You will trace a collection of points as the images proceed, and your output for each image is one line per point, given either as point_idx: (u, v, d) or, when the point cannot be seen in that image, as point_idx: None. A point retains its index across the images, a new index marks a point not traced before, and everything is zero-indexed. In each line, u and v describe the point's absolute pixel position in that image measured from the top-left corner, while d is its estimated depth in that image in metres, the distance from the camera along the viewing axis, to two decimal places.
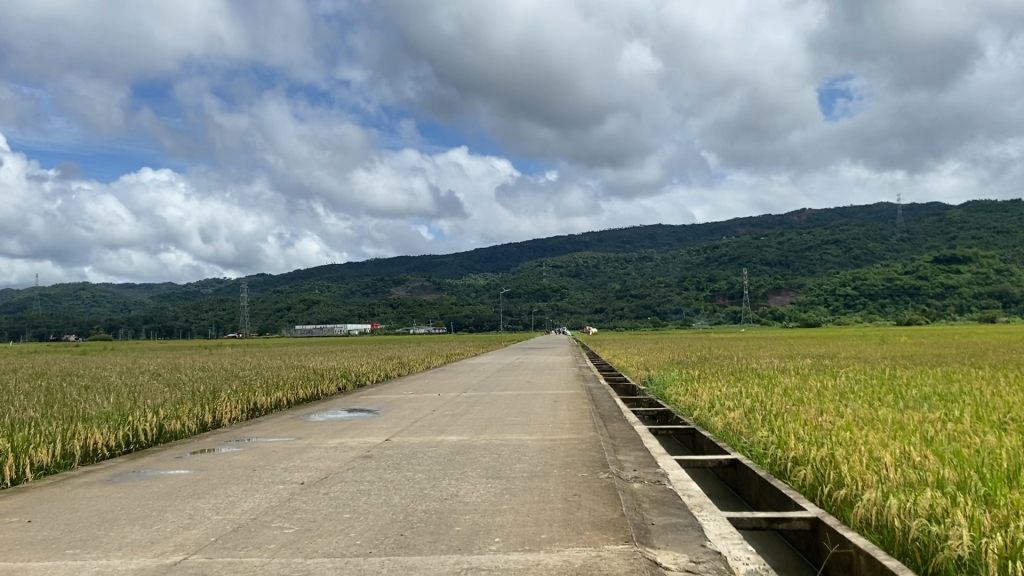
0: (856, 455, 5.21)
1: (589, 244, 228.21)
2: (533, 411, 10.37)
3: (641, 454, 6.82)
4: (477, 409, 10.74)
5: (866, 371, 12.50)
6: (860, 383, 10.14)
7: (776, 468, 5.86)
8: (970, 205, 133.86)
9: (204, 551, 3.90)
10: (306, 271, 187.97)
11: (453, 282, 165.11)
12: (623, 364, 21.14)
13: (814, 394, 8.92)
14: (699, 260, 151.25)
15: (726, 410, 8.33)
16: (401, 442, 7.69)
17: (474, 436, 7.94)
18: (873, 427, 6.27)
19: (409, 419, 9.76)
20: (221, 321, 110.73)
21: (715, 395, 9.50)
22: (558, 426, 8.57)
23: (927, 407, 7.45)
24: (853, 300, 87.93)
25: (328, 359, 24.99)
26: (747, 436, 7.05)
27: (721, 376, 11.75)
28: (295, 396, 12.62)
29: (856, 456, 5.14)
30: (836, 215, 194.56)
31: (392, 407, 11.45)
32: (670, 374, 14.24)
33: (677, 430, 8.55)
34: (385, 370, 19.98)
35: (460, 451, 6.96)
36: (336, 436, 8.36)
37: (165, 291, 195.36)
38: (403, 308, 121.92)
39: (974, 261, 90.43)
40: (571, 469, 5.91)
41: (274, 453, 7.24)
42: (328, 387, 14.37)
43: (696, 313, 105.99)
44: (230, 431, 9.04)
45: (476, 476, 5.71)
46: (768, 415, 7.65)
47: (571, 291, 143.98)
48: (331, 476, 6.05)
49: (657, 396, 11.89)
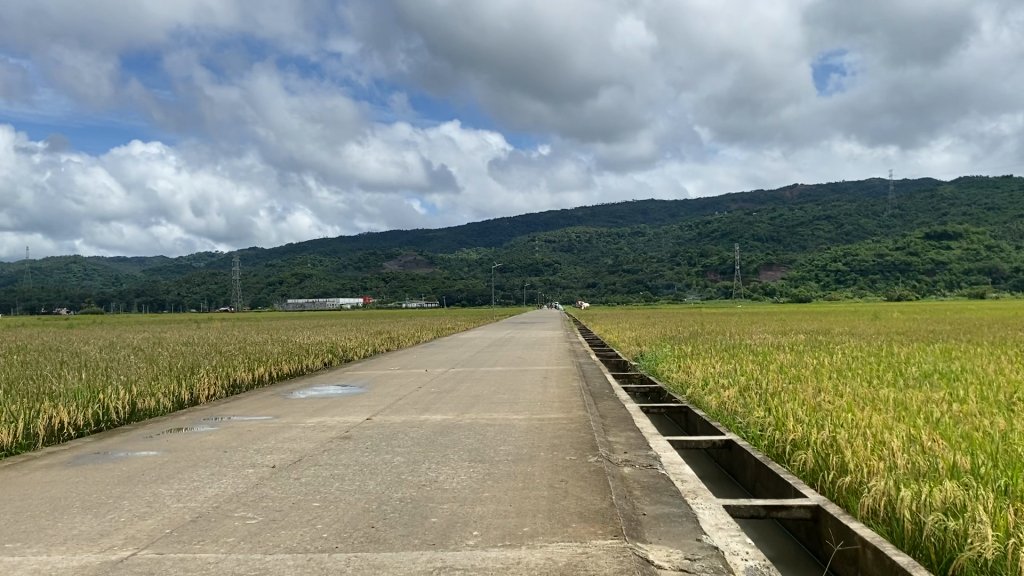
0: (858, 439, 4.92)
1: (581, 219, 227.75)
2: (522, 388, 10.06)
3: (632, 436, 6.51)
4: (464, 386, 10.43)
5: (863, 347, 12.24)
6: (856, 360, 9.86)
7: (774, 451, 5.58)
8: (962, 181, 133.85)
9: (155, 546, 3.58)
10: (299, 245, 187.35)
11: (445, 256, 164.81)
12: (615, 340, 20.83)
13: (810, 372, 8.64)
14: (691, 235, 151.01)
15: (720, 389, 8.04)
16: (382, 421, 7.37)
17: (459, 416, 7.62)
18: (875, 407, 6.00)
19: (393, 396, 9.46)
20: (213, 295, 110.42)
21: (708, 372, 9.22)
22: (546, 405, 8.27)
23: (929, 386, 7.18)
24: (844, 276, 88.03)
25: (317, 334, 24.66)
26: (743, 415, 6.76)
27: (714, 353, 11.45)
28: (278, 371, 12.31)
29: (860, 440, 4.85)
30: (828, 191, 194.61)
31: (377, 384, 11.12)
32: (662, 351, 13.96)
33: (668, 408, 8.28)
34: (373, 345, 19.68)
35: (443, 433, 6.64)
36: (316, 414, 8.03)
37: (157, 265, 194.46)
38: (396, 283, 121.63)
39: (965, 237, 90.46)
40: (558, 452, 5.59)
41: (248, 433, 6.91)
42: (313, 362, 14.08)
43: (688, 288, 106.08)
44: (207, 409, 8.73)
45: (456, 460, 5.40)
46: (765, 393, 7.39)
47: (564, 266, 143.87)
48: (305, 459, 5.73)
49: (648, 372, 11.61)
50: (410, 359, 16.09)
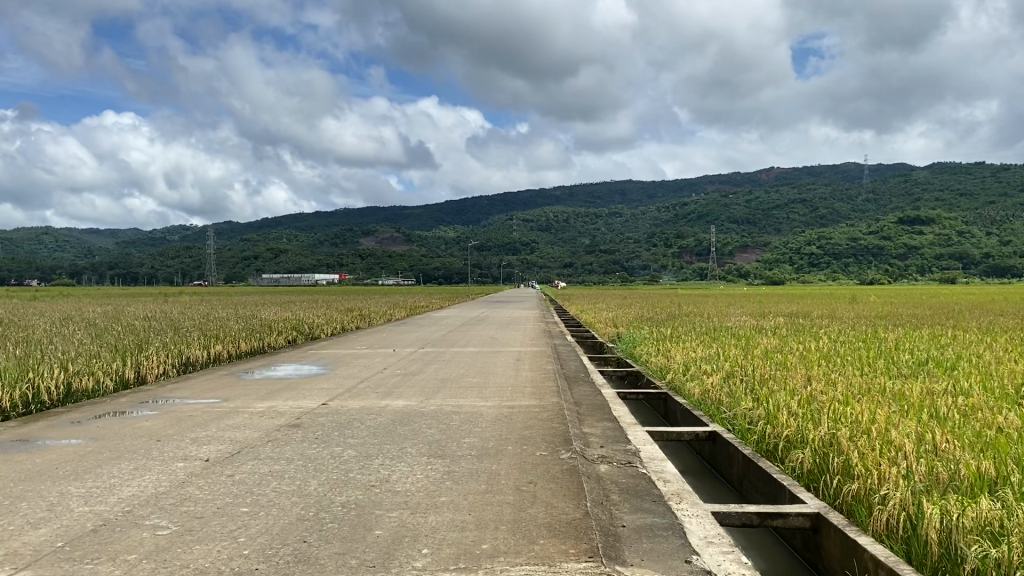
0: (862, 437, 4.44)
1: (559, 198, 226.96)
2: (494, 370, 9.51)
3: (609, 426, 5.98)
4: (432, 368, 9.81)
5: (850, 331, 11.82)
6: (844, 345, 9.43)
7: (763, 446, 5.11)
8: (937, 167, 134.73)
9: (36, 566, 2.96)
10: (274, 220, 185.24)
11: (422, 234, 163.71)
12: (590, 320, 20.31)
13: (798, 358, 8.17)
14: (668, 216, 150.84)
15: (703, 374, 7.54)
16: (338, 407, 6.75)
17: (425, 402, 7.01)
18: (873, 399, 5.56)
19: (356, 377, 8.86)
20: (186, 269, 108.79)
21: (690, 355, 8.74)
22: (517, 390, 7.71)
23: (926, 376, 6.75)
24: (818, 259, 88.36)
25: (286, 309, 23.86)
26: (728, 405, 6.25)
27: (695, 336, 11.00)
28: (237, 348, 11.64)
29: (865, 441, 4.35)
30: (804, 175, 195.59)
31: (342, 364, 10.47)
32: (640, 332, 13.49)
33: (647, 394, 7.79)
34: (342, 322, 19.03)
35: (403, 421, 6.05)
36: (268, 398, 7.41)
37: (130, 237, 191.32)
38: (372, 260, 120.56)
39: (937, 222, 91.08)
40: (528, 446, 5.04)
41: (189, 419, 6.29)
42: (276, 339, 13.41)
43: (664, 269, 106.20)
44: (152, 390, 8.07)
45: (413, 455, 4.82)
46: (755, 379, 6.90)
47: (541, 246, 143.31)
48: (245, 451, 5.11)
49: (625, 355, 11.16)
50: (379, 337, 15.38)
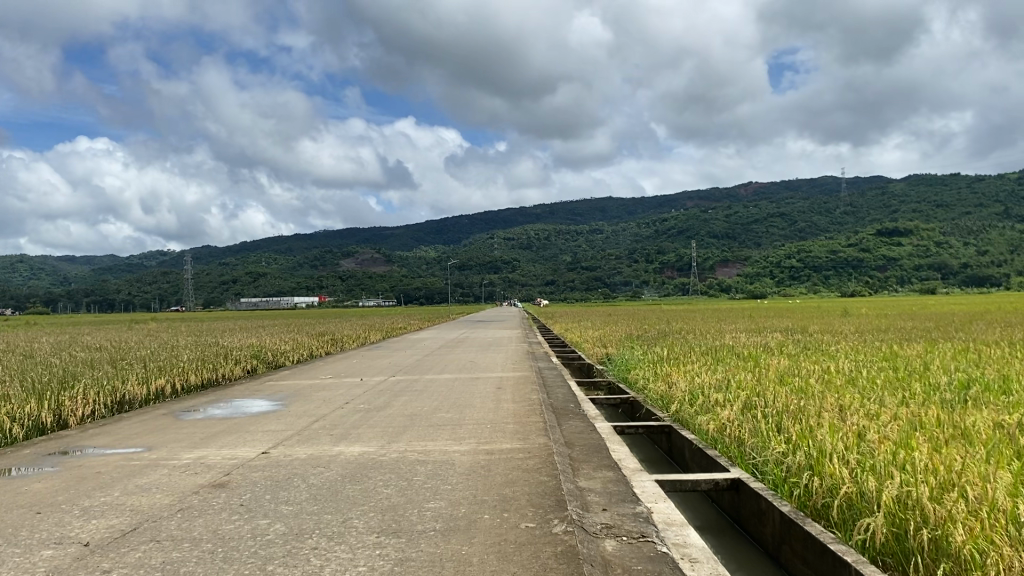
0: (959, 505, 3.29)
1: (539, 216, 226.12)
2: (470, 403, 8.36)
3: (610, 477, 4.85)
4: (402, 401, 8.60)
5: (867, 348, 10.76)
6: (866, 366, 8.41)
7: (807, 502, 4.04)
8: (912, 179, 135.04)
9: None
10: (254, 244, 183.26)
11: (403, 254, 162.45)
12: (576, 340, 19.24)
13: (822, 382, 7.12)
14: (649, 232, 150.32)
15: (712, 405, 6.47)
16: (279, 460, 5.56)
17: (387, 448, 5.87)
18: (934, 439, 4.53)
19: (309, 415, 7.70)
20: (164, 294, 107.09)
21: (694, 381, 7.69)
22: (498, 428, 6.57)
23: (983, 403, 5.72)
24: (799, 272, 88.23)
25: (253, 334, 22.61)
26: (755, 446, 5.15)
27: (694, 356, 9.96)
28: (185, 383, 10.41)
29: (961, 509, 3.23)
30: (782, 188, 196.48)
31: (303, 398, 9.28)
32: (631, 353, 12.49)
33: (647, 428, 6.77)
34: (311, 348, 17.73)
35: (355, 476, 4.90)
36: (201, 446, 6.22)
37: (107, 264, 189.00)
38: (353, 281, 119.12)
39: (915, 234, 90.77)
40: (508, 515, 3.90)
41: (93, 478, 5.11)
42: (231, 370, 12.18)
43: (645, 285, 105.81)
44: (68, 438, 6.86)
45: (360, 532, 3.66)
46: (779, 409, 5.89)
47: (523, 264, 142.39)
48: (144, 528, 3.93)
49: (618, 379, 10.14)
50: (347, 364, 14.19)
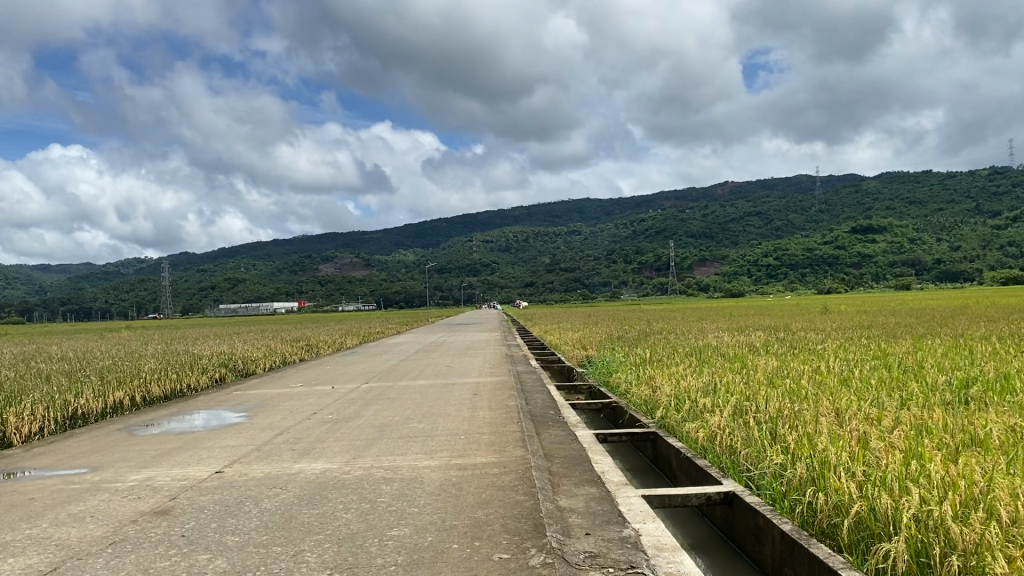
0: (989, 533, 2.90)
1: (518, 218, 225.96)
2: (445, 411, 7.89)
3: (594, 495, 4.43)
4: (372, 411, 8.13)
5: (856, 346, 10.40)
6: (861, 365, 8.03)
7: (808, 519, 3.66)
8: (885, 177, 136.14)
9: None
10: (231, 250, 181.37)
11: (382, 257, 161.44)
12: (556, 342, 18.81)
13: (815, 385, 6.77)
14: (627, 232, 150.46)
15: (701, 411, 6.08)
16: (232, 479, 5.08)
17: (351, 463, 5.40)
18: (942, 445, 4.17)
19: (272, 429, 7.21)
20: (141, 302, 105.57)
21: (680, 383, 7.30)
22: (472, 439, 6.14)
23: (989, 404, 5.38)
24: (776, 271, 88.61)
25: (225, 341, 22.01)
26: (751, 458, 4.73)
27: (678, 358, 9.59)
28: (145, 395, 9.87)
29: (992, 539, 2.85)
30: (758, 188, 197.84)
31: (269, 409, 8.79)
32: (611, 355, 12.11)
33: (631, 435, 6.39)
34: (284, 355, 17.14)
35: (314, 498, 4.45)
36: (148, 465, 5.73)
37: (82, 273, 186.36)
38: (331, 286, 118.08)
39: (889, 230, 91.42)
40: (478, 543, 3.46)
41: (24, 507, 4.62)
42: (197, 379, 11.61)
43: (624, 285, 105.97)
44: (9, 458, 6.36)
45: (311, 571, 3.21)
46: (772, 413, 5.52)
47: (503, 266, 142.04)
48: (67, 567, 3.47)
49: (601, 382, 9.74)
50: (318, 371, 13.64)
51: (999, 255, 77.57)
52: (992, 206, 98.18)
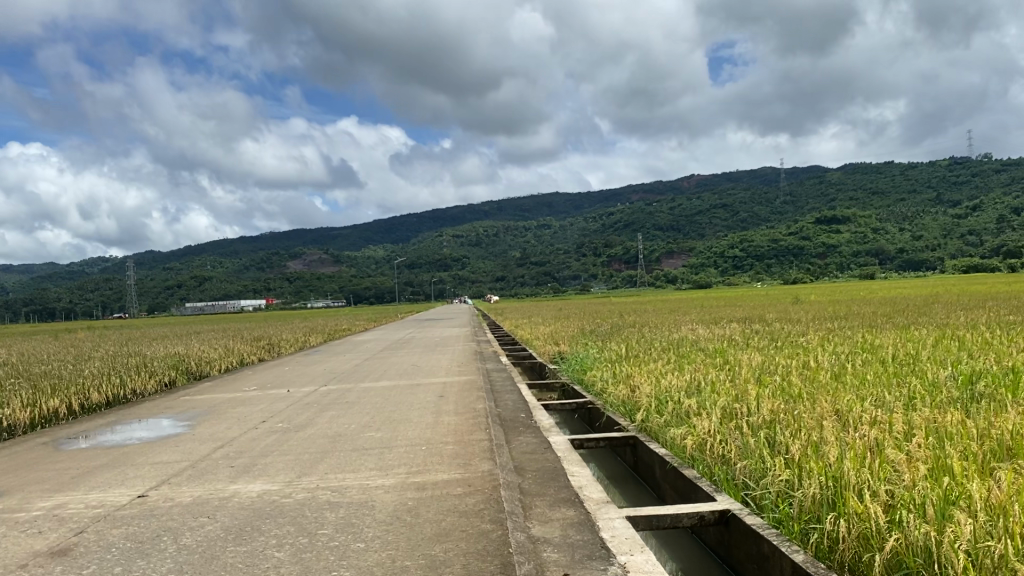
0: None
1: (487, 212, 225.31)
2: (406, 418, 7.22)
3: (570, 520, 3.84)
4: (326, 418, 7.43)
5: (845, 338, 9.86)
6: (855, 359, 7.51)
7: (819, 551, 3.10)
8: (849, 168, 137.50)
9: None
10: (198, 247, 178.71)
11: (350, 253, 159.88)
12: (527, 337, 18.17)
13: (809, 382, 6.21)
14: (596, 225, 150.65)
15: (689, 414, 5.51)
16: (157, 506, 4.40)
17: (293, 484, 4.74)
18: (978, 457, 3.63)
19: (215, 441, 6.50)
20: (105, 302, 103.37)
21: (661, 382, 6.72)
22: (433, 452, 5.49)
23: (1004, 403, 4.90)
24: (742, 261, 89.07)
25: (182, 341, 21.05)
26: (750, 471, 4.15)
27: (655, 354, 9.03)
28: (84, 402, 9.06)
29: None
30: (724, 180, 199.27)
31: (216, 417, 8.04)
32: (584, 351, 11.48)
33: (609, 440, 5.82)
34: (242, 356, 16.28)
35: (245, 532, 3.79)
36: (62, 489, 4.99)
37: (43, 272, 182.38)
38: (299, 283, 116.40)
39: (852, 221, 92.12)
40: None
41: None
42: (144, 384, 10.80)
43: (594, 279, 105.74)
44: None
45: None
46: (768, 417, 4.96)
47: (472, 261, 141.35)
48: None
49: (575, 381, 9.16)
50: (276, 373, 12.87)
51: (960, 243, 78.25)
52: (952, 196, 99.40)
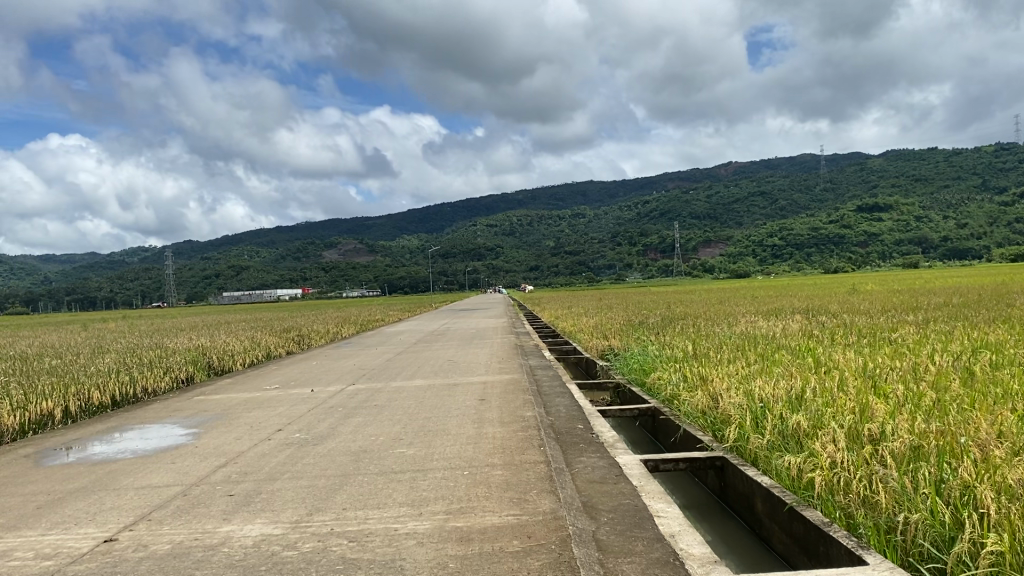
0: None
1: (521, 201, 224.41)
2: (445, 428, 6.13)
3: None
4: (352, 426, 6.44)
5: (947, 335, 8.50)
6: (987, 362, 6.17)
7: None
8: (891, 154, 134.07)
9: None
10: (236, 237, 180.00)
11: (385, 243, 160.08)
12: (568, 330, 16.97)
13: (952, 394, 4.94)
14: (631, 214, 148.96)
15: (807, 440, 4.28)
16: (117, 559, 3.35)
17: (299, 528, 3.67)
18: None
19: (218, 458, 5.45)
20: (145, 291, 104.12)
21: (750, 391, 5.52)
22: (473, 482, 4.34)
23: None
24: (781, 251, 87.00)
25: (206, 332, 20.15)
26: (929, 532, 2.94)
27: (725, 354, 7.82)
28: (85, 402, 8.19)
29: None
30: (761, 168, 196.19)
31: (228, 422, 7.09)
32: (638, 347, 10.28)
33: (690, 461, 4.70)
34: (269, 349, 15.41)
35: None
36: (18, 527, 3.97)
37: (87, 261, 185.19)
38: (336, 272, 116.04)
39: (895, 209, 89.28)
40: None
41: None
42: (159, 381, 9.95)
43: (630, 268, 104.17)
44: None
45: None
46: (918, 442, 3.81)
47: (506, 250, 140.33)
48: None
49: (635, 381, 8.01)
50: (301, 368, 11.98)
51: (1007, 231, 75.25)
52: (998, 182, 96.13)
